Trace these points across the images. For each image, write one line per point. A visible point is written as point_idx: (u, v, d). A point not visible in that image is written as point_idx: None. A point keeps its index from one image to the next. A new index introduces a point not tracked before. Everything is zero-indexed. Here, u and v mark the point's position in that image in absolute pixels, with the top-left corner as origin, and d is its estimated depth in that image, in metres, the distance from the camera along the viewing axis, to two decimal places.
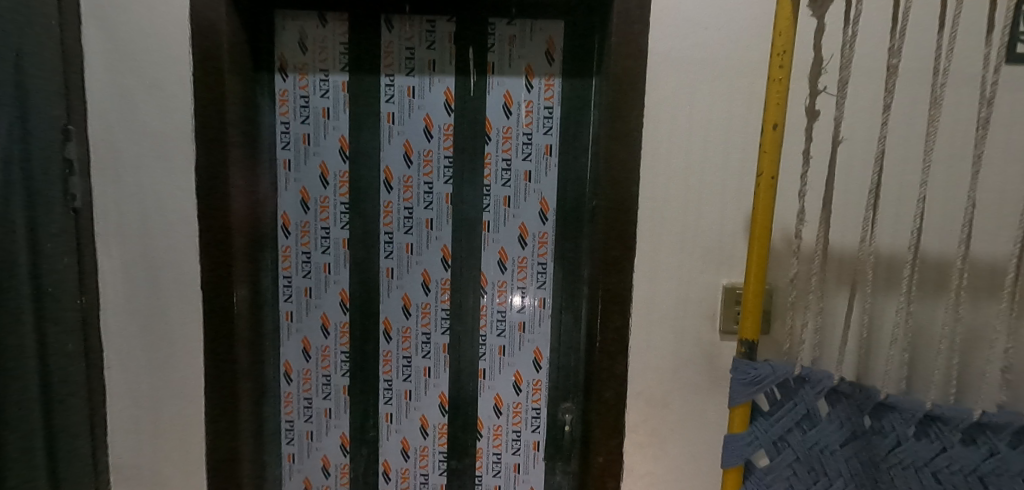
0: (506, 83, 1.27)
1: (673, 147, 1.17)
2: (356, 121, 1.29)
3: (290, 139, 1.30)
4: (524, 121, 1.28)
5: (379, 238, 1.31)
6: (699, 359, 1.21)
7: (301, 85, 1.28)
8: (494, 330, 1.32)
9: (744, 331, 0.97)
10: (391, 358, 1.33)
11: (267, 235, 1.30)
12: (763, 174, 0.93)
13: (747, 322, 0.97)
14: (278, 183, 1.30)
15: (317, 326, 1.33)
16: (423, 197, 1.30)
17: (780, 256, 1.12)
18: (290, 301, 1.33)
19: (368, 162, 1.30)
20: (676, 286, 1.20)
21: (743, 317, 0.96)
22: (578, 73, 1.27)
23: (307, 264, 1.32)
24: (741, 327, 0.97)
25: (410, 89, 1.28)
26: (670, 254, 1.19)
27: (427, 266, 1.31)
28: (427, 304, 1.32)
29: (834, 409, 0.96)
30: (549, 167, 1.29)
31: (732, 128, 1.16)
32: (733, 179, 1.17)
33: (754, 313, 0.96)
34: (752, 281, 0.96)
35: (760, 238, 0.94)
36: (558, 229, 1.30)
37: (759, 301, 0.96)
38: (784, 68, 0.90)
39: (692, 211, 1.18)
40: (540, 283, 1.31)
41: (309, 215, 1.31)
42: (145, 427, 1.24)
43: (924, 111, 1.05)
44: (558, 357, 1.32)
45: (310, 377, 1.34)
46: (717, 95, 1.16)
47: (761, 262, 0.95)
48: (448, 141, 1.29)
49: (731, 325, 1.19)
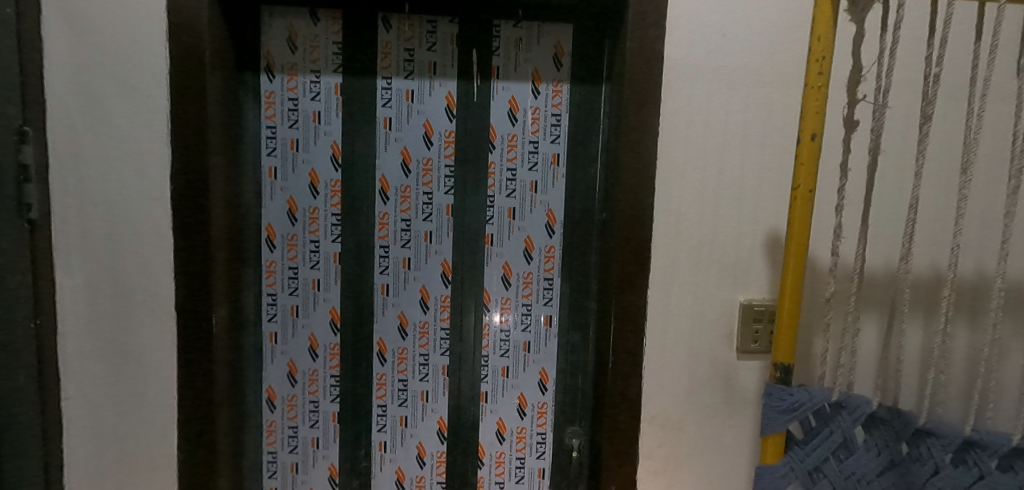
0: (511, 88, 1.20)
1: (690, 156, 1.11)
2: (350, 126, 1.19)
3: (276, 145, 1.19)
4: (531, 129, 1.21)
5: (374, 253, 1.21)
6: (717, 380, 1.15)
7: (289, 87, 1.18)
8: (497, 350, 1.24)
9: (778, 356, 0.91)
10: (386, 382, 1.23)
11: (250, 249, 1.20)
12: (800, 187, 0.86)
13: (781, 347, 0.90)
14: (263, 192, 1.20)
15: (304, 347, 1.22)
16: (422, 209, 1.21)
17: (817, 272, 1.03)
18: (275, 321, 1.22)
19: (362, 170, 1.20)
20: (693, 304, 1.13)
21: (777, 341, 0.90)
22: (587, 79, 1.20)
23: (294, 281, 1.21)
24: (775, 350, 0.91)
25: (408, 93, 1.19)
26: (687, 270, 1.13)
27: (425, 282, 1.22)
28: (425, 323, 1.23)
29: (871, 436, 0.91)
30: (557, 178, 1.22)
31: (752, 138, 1.11)
32: (752, 191, 1.12)
33: (788, 337, 0.90)
34: (786, 302, 0.90)
35: (795, 258, 0.88)
36: (566, 244, 1.23)
37: (794, 323, 0.90)
38: (823, 74, 0.83)
39: (709, 224, 1.12)
40: (546, 300, 1.23)
41: (296, 227, 1.20)
42: (109, 465, 1.10)
43: (961, 118, 1.03)
44: (565, 378, 1.25)
45: (296, 403, 1.23)
46: (736, 103, 1.10)
47: (797, 283, 0.88)
48: (449, 148, 1.20)
49: (750, 345, 1.13)
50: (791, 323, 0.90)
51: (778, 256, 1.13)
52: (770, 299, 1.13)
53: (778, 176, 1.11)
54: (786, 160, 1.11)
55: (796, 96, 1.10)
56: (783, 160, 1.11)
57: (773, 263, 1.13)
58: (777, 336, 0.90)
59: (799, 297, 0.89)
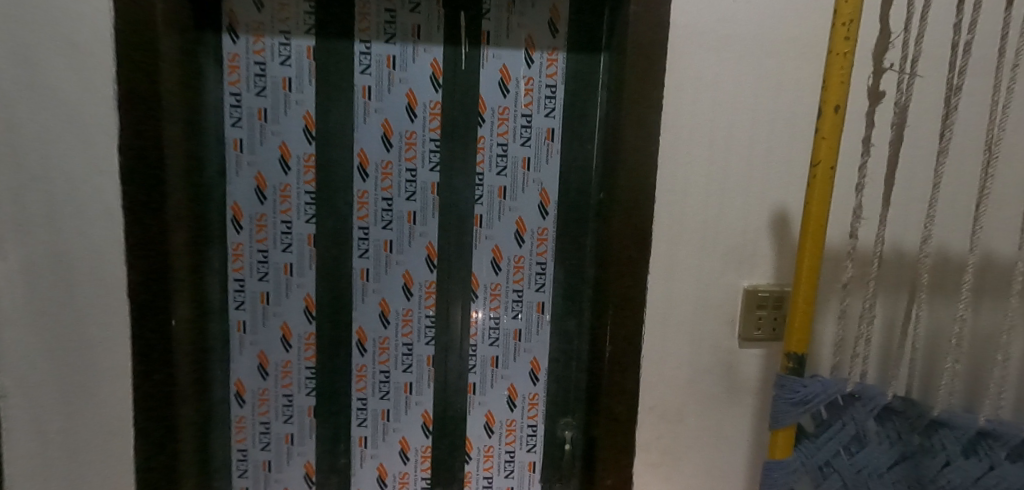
0: (503, 56, 1.11)
1: (695, 132, 1.03)
2: (324, 94, 1.08)
3: (242, 114, 1.07)
4: (524, 101, 1.12)
5: (352, 235, 1.12)
6: (718, 369, 1.09)
7: (255, 49, 1.06)
8: (486, 339, 1.16)
9: (790, 346, 0.83)
10: (366, 374, 1.15)
11: (213, 230, 1.08)
12: (819, 164, 0.78)
13: (794, 336, 0.83)
14: (227, 167, 1.08)
15: (276, 337, 1.12)
16: (404, 187, 1.12)
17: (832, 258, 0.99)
18: (243, 309, 1.11)
19: (339, 144, 1.10)
20: (696, 290, 1.06)
21: (790, 330, 0.83)
22: (585, 47, 1.11)
23: (264, 265, 1.11)
24: (787, 339, 0.83)
25: (390, 59, 1.09)
26: (689, 253, 1.05)
27: (409, 267, 1.13)
28: (409, 310, 1.14)
29: (883, 428, 0.84)
30: (551, 154, 1.13)
31: (761, 113, 1.03)
32: (760, 171, 1.04)
33: (803, 324, 0.82)
34: (802, 286, 0.81)
35: (813, 240, 0.79)
36: (560, 226, 1.15)
37: (809, 309, 0.82)
38: (850, 39, 0.74)
39: (713, 204, 1.05)
40: (538, 285, 1.16)
41: (266, 206, 1.09)
42: (55, 471, 0.99)
43: (985, 103, 0.99)
44: (558, 368, 1.18)
45: (267, 397, 1.13)
46: (745, 75, 1.02)
47: (814, 268, 0.80)
48: (435, 121, 1.11)
49: (753, 332, 1.07)
50: (806, 310, 0.82)
51: (785, 240, 1.06)
52: (777, 285, 1.06)
53: (785, 155, 1.04)
54: (794, 137, 1.04)
55: (807, 69, 1.03)
56: (792, 137, 1.04)
57: (779, 246, 1.06)
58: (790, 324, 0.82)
59: (816, 281, 0.81)
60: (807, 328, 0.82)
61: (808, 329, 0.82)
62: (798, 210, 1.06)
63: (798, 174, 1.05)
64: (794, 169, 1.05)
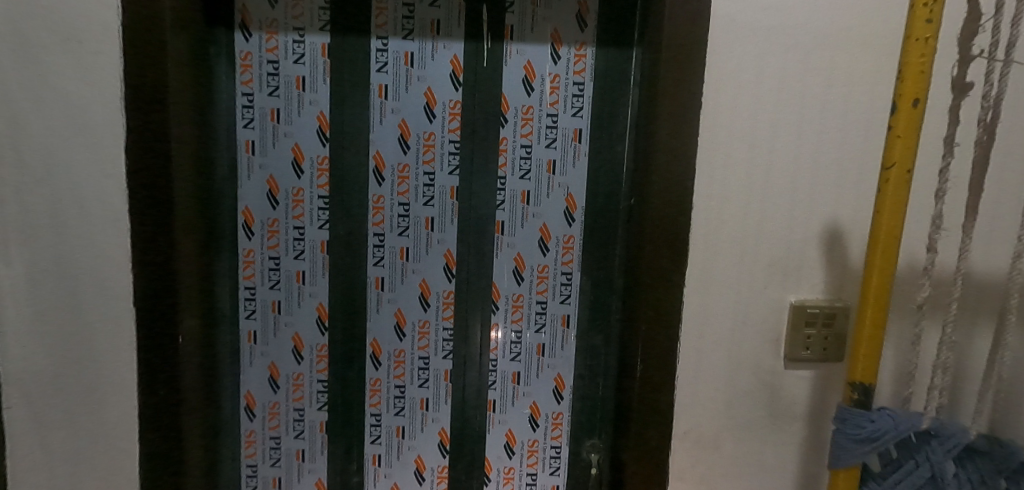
0: (527, 52, 1.04)
1: (737, 131, 0.94)
2: (339, 94, 1.03)
3: (254, 115, 1.03)
4: (550, 100, 1.05)
5: (367, 241, 1.06)
6: (761, 393, 0.99)
7: (268, 47, 1.02)
8: (507, 353, 1.09)
9: (855, 373, 0.73)
10: (380, 388, 1.09)
11: (224, 235, 1.04)
12: (893, 167, 0.69)
13: (858, 363, 0.73)
14: (239, 170, 1.04)
15: (287, 348, 1.07)
16: (422, 191, 1.05)
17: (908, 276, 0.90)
18: (254, 318, 1.06)
19: (354, 146, 1.04)
20: (736, 305, 0.97)
21: (855, 356, 0.73)
22: (615, 42, 1.03)
23: (276, 272, 1.06)
24: (852, 365, 0.74)
25: (408, 56, 1.03)
26: (729, 265, 0.96)
27: (426, 276, 1.07)
28: (426, 322, 1.08)
29: (963, 470, 0.74)
30: (578, 157, 1.06)
31: (809, 112, 0.94)
32: (809, 174, 0.95)
33: (870, 350, 0.72)
34: (869, 307, 0.73)
35: (884, 254, 0.71)
36: (587, 233, 1.07)
37: (878, 333, 0.73)
38: (933, 23, 0.66)
39: (756, 211, 0.95)
40: (564, 297, 1.08)
41: (278, 211, 1.05)
42: (58, 483, 0.96)
43: None
44: (584, 386, 1.10)
45: (278, 411, 1.08)
46: (792, 69, 0.93)
47: (884, 286, 0.72)
48: (454, 122, 1.04)
49: (800, 352, 0.96)
50: (874, 334, 0.73)
51: (836, 252, 0.96)
52: (828, 301, 0.96)
53: (837, 157, 0.95)
54: (847, 136, 0.94)
55: (862, 61, 0.93)
56: (845, 137, 0.94)
57: (830, 258, 0.96)
58: (856, 350, 0.73)
59: (886, 302, 0.72)
60: (876, 355, 0.73)
61: (878, 355, 0.73)
62: (851, 218, 0.96)
63: (851, 178, 0.95)
64: (846, 173, 0.95)
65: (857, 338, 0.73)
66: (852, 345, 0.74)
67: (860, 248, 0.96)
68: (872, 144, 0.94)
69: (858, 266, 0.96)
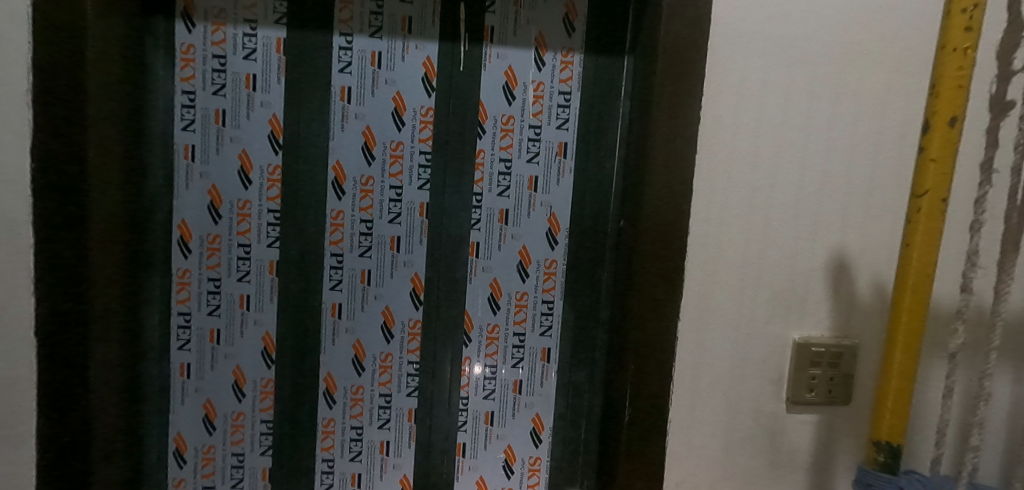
0: (509, 56, 0.94)
1: (738, 150, 0.85)
2: (294, 95, 0.91)
3: (195, 116, 0.90)
4: (532, 110, 0.95)
5: (323, 262, 0.93)
6: (761, 439, 0.89)
7: (214, 40, 0.89)
8: (479, 391, 0.97)
9: (880, 432, 0.64)
10: (334, 430, 0.96)
11: (156, 252, 0.90)
12: (926, 195, 0.61)
13: (884, 418, 0.65)
14: (175, 178, 0.90)
15: (227, 383, 0.93)
16: (388, 207, 0.94)
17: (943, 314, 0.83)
18: (188, 349, 0.92)
19: (311, 155, 0.92)
20: (735, 342, 0.87)
21: (881, 410, 0.65)
22: (605, 49, 0.94)
23: (216, 296, 0.92)
24: (876, 422, 0.65)
25: (375, 56, 0.92)
26: (728, 297, 0.87)
27: (389, 302, 0.95)
28: (388, 355, 0.95)
29: None
30: (562, 173, 0.96)
31: (816, 131, 0.86)
32: (815, 199, 0.86)
33: (898, 405, 0.64)
34: (898, 355, 0.64)
35: (913, 292, 0.63)
36: (570, 258, 0.96)
37: (907, 385, 0.64)
38: (972, 31, 0.58)
39: (758, 239, 0.86)
40: (544, 328, 0.97)
41: (220, 225, 0.91)
42: None
43: None
44: (564, 428, 0.99)
45: (213, 456, 0.94)
46: (798, 84, 0.85)
47: (914, 331, 0.63)
48: (425, 131, 0.93)
49: (805, 395, 0.87)
50: (902, 386, 0.64)
51: (843, 284, 0.88)
52: (834, 339, 0.87)
53: (844, 181, 0.87)
54: (856, 159, 0.86)
55: (871, 77, 0.86)
56: (853, 159, 0.86)
57: (836, 291, 0.88)
58: (882, 405, 0.64)
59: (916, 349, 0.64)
60: (903, 411, 0.64)
61: (906, 412, 0.64)
62: (859, 247, 0.87)
63: (859, 205, 0.87)
64: (854, 199, 0.87)
65: (883, 391, 0.65)
66: (878, 399, 0.65)
67: (869, 281, 0.88)
68: (882, 168, 0.87)
69: (867, 301, 0.88)
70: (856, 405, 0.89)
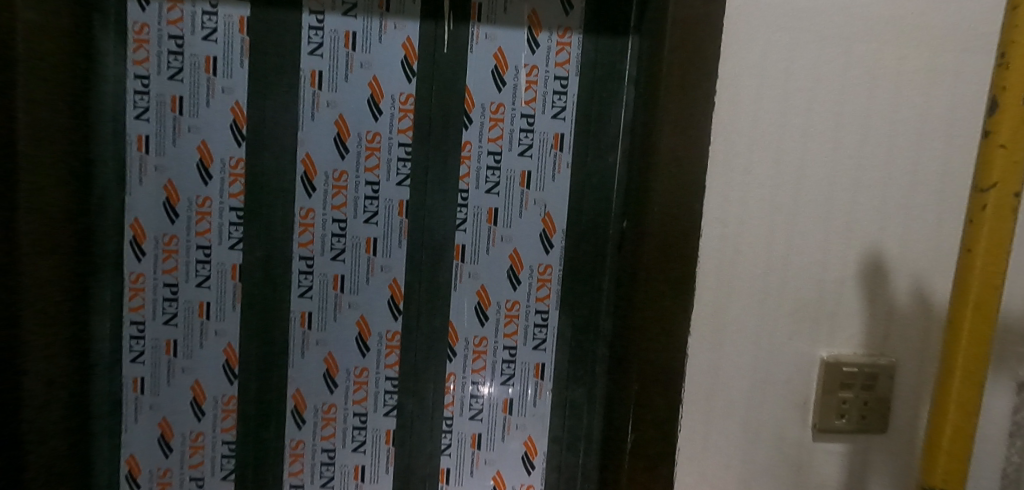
0: (498, 37, 0.84)
1: (758, 141, 0.74)
2: (259, 80, 0.82)
3: (149, 103, 0.81)
4: (525, 97, 0.85)
5: (291, 266, 0.84)
6: (783, 471, 0.78)
7: (170, 19, 0.80)
8: (465, 410, 0.87)
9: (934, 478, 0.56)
10: (303, 453, 0.86)
11: (106, 255, 0.81)
12: (994, 187, 0.52)
13: (939, 462, 0.56)
14: (128, 172, 0.81)
15: (185, 400, 0.84)
16: (363, 205, 0.84)
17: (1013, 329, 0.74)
18: (143, 362, 0.84)
19: (278, 146, 0.83)
20: (753, 361, 0.76)
21: (935, 452, 0.56)
22: (607, 28, 0.84)
23: (173, 303, 0.83)
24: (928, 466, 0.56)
25: (349, 36, 0.82)
26: (745, 309, 0.76)
27: (365, 311, 0.85)
28: (363, 370, 0.86)
29: None
30: (558, 168, 0.86)
31: (848, 119, 0.75)
32: (847, 197, 0.75)
33: (955, 446, 0.55)
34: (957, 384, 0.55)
35: (976, 307, 0.54)
36: (567, 262, 0.86)
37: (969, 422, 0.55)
38: None
39: (780, 242, 0.76)
40: (537, 341, 0.87)
41: (177, 225, 0.83)
42: None
43: None
44: (561, 453, 0.88)
45: (170, 480, 0.85)
46: (827, 65, 0.74)
47: (978, 357, 0.54)
48: (405, 120, 0.84)
49: (834, 422, 0.76)
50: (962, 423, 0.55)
51: (878, 295, 0.76)
52: (869, 358, 0.76)
53: (881, 175, 0.75)
54: (894, 151, 0.75)
55: (913, 56, 0.74)
56: (891, 151, 0.75)
57: (869, 302, 0.76)
58: (937, 446, 0.56)
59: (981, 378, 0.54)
60: (962, 453, 0.55)
61: (963, 455, 0.55)
62: (897, 253, 0.76)
63: (896, 203, 0.76)
64: (892, 197, 0.76)
65: (936, 430, 0.56)
66: (931, 438, 0.56)
67: (908, 291, 0.77)
68: (924, 161, 0.75)
69: (906, 314, 0.76)
70: (892, 432, 0.78)
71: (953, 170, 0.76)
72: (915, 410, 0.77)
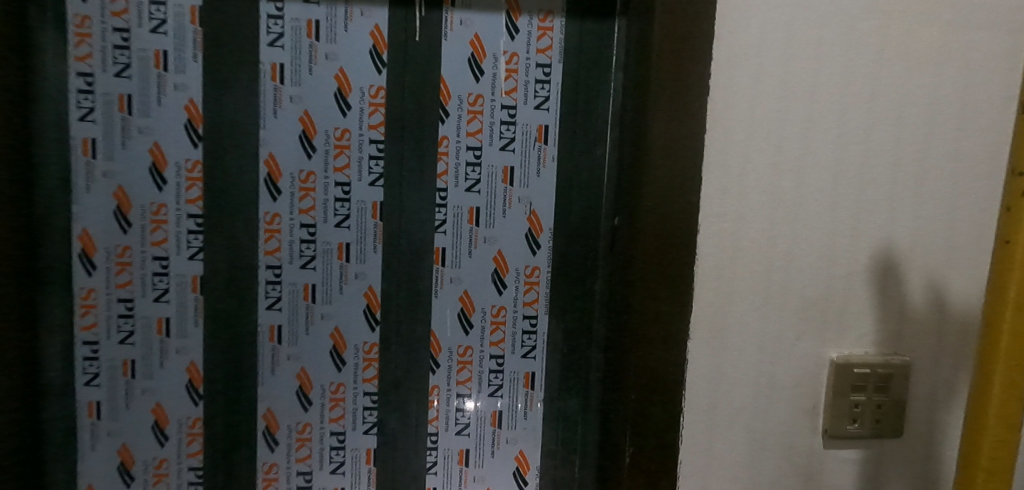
0: (474, 23, 0.77)
1: (757, 127, 0.69)
2: (215, 74, 0.75)
3: (94, 103, 0.74)
4: (505, 87, 0.79)
5: (257, 276, 0.78)
6: (793, 481, 0.73)
7: (114, 10, 0.73)
8: (451, 425, 0.81)
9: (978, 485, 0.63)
10: (277, 476, 0.80)
11: (53, 270, 0.74)
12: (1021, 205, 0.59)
13: (980, 475, 0.63)
14: (73, 179, 0.74)
15: (146, 425, 0.78)
16: (334, 208, 0.78)
17: None
18: (98, 385, 0.77)
19: (238, 147, 0.76)
20: (758, 365, 0.71)
21: (976, 468, 0.63)
22: (591, 11, 0.78)
23: (129, 320, 0.77)
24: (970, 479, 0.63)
25: (312, 25, 0.76)
26: (748, 310, 0.70)
27: (339, 323, 0.79)
28: (339, 386, 0.80)
29: None
30: (543, 162, 0.80)
31: (853, 102, 0.69)
32: (854, 185, 0.70)
33: (997, 450, 0.62)
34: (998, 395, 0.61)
35: (1014, 319, 0.60)
36: (556, 264, 0.80)
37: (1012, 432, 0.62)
38: None
39: (784, 236, 0.70)
40: (526, 349, 0.81)
41: (130, 235, 0.76)
42: None
43: None
44: (554, 467, 0.82)
45: None
46: (829, 43, 0.68)
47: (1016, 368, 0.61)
48: (376, 115, 0.77)
49: (846, 427, 0.70)
50: (1006, 437, 0.62)
51: (890, 290, 0.71)
52: (883, 358, 0.71)
53: (890, 162, 0.70)
54: (903, 134, 0.70)
55: (921, 31, 0.69)
56: (900, 136, 0.70)
57: (881, 298, 0.71)
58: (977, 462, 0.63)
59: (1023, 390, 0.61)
60: (1005, 461, 0.62)
61: (1010, 461, 0.62)
62: (908, 245, 0.71)
63: (908, 191, 0.70)
64: (902, 184, 0.70)
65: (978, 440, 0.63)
66: (972, 454, 0.63)
67: (922, 285, 0.71)
68: (935, 144, 0.70)
69: (919, 311, 0.71)
70: (907, 436, 0.72)
71: (965, 154, 0.70)
72: (932, 412, 0.72)
